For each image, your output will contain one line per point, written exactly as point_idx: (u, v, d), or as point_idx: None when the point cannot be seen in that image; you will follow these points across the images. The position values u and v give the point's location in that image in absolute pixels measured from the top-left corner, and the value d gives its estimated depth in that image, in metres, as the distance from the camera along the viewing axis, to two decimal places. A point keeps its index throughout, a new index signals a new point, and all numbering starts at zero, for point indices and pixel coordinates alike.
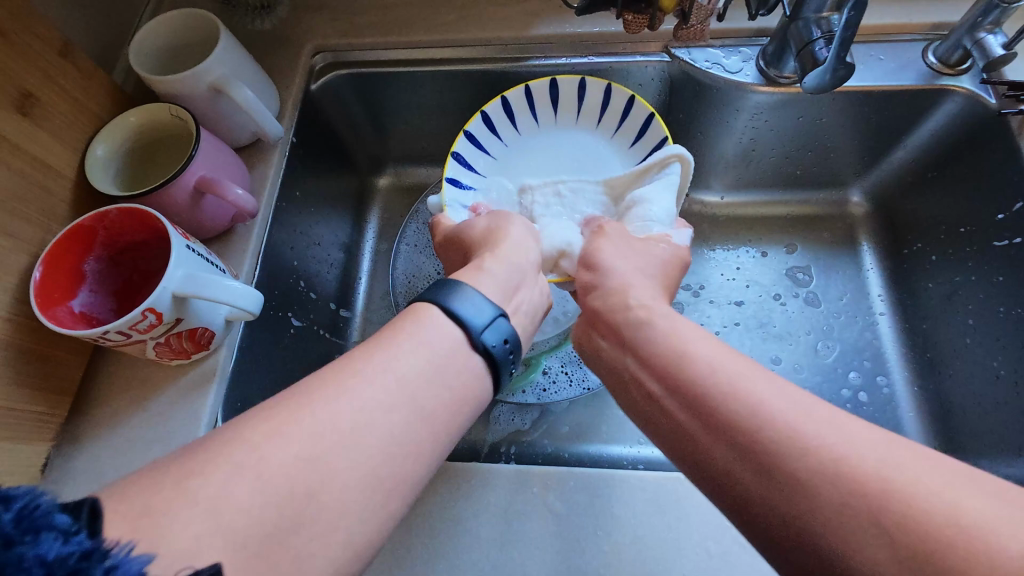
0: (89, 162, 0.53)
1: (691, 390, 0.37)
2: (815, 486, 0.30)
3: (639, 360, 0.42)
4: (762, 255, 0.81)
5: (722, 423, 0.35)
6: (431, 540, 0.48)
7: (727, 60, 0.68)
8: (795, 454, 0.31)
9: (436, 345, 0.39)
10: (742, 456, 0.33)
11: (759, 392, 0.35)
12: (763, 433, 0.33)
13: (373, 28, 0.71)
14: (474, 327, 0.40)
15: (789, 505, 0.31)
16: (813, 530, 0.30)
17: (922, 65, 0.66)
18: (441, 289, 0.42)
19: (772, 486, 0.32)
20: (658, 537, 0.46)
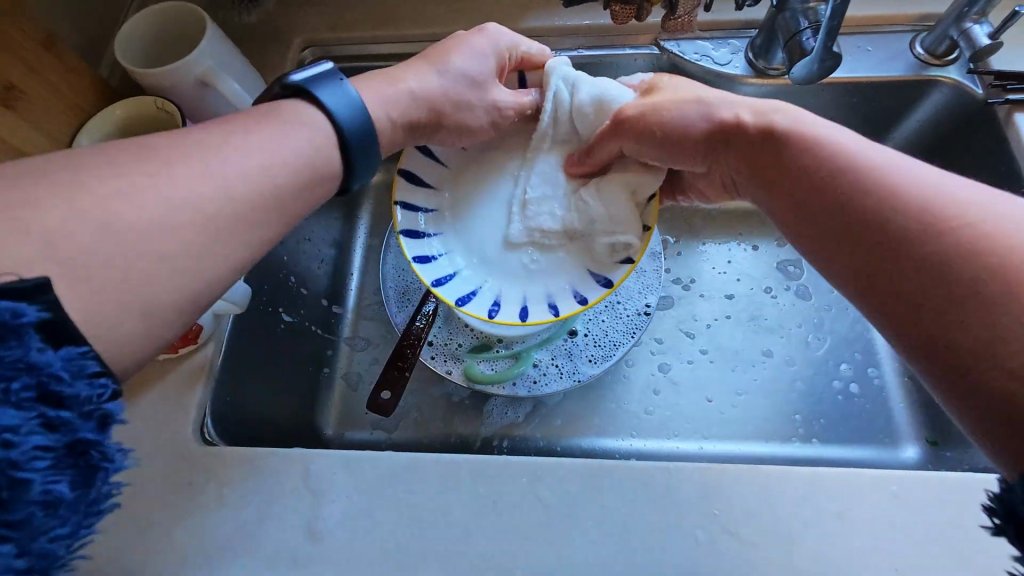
0: (73, 153, 0.52)
1: (829, 185, 0.39)
2: (958, 255, 0.32)
3: (792, 168, 0.42)
4: (754, 249, 0.81)
5: (881, 213, 0.36)
6: (415, 535, 0.47)
7: (716, 52, 0.68)
8: (954, 240, 0.33)
9: (301, 129, 0.41)
10: (897, 244, 0.34)
11: (903, 177, 0.36)
12: (907, 214, 0.35)
13: (362, 22, 0.71)
14: (340, 115, 0.43)
15: (920, 276, 0.33)
16: (944, 290, 0.32)
17: (910, 56, 0.66)
18: (324, 87, 0.44)
19: (927, 269, 0.33)
20: (648, 527, 0.45)
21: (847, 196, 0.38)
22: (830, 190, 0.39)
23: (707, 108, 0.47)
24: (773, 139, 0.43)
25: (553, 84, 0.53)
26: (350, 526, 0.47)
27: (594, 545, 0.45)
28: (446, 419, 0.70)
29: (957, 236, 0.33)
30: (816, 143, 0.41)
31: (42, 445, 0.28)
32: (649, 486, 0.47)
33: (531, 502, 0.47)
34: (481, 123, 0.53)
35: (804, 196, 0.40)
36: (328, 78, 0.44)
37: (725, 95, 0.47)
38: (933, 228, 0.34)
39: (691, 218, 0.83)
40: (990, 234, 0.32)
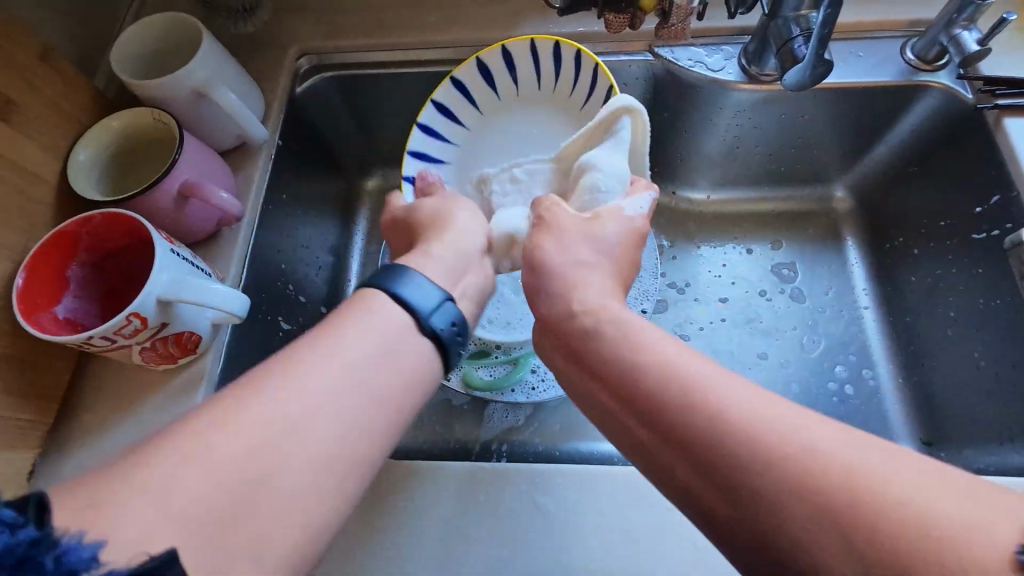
0: (71, 166, 0.53)
1: (646, 402, 0.34)
2: (779, 496, 0.28)
3: (594, 367, 0.38)
4: (749, 251, 0.82)
5: (686, 443, 0.32)
6: (414, 543, 0.47)
7: (710, 59, 0.69)
8: (762, 477, 0.29)
9: (383, 330, 0.39)
10: (716, 485, 0.30)
11: (713, 393, 0.32)
12: (724, 444, 0.30)
13: (358, 30, 0.72)
14: (421, 310, 0.41)
15: (751, 519, 0.29)
16: (779, 539, 0.28)
17: (901, 62, 0.67)
18: (388, 273, 0.42)
19: (745, 512, 0.29)
20: (646, 532, 0.46)
21: (665, 418, 0.33)
22: (647, 411, 0.34)
23: (562, 270, 0.43)
24: (590, 332, 0.39)
25: (607, 121, 0.54)
26: (352, 534, 0.47)
27: (593, 552, 0.45)
28: (447, 426, 0.70)
29: (772, 472, 0.29)
30: (629, 347, 0.36)
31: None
32: (648, 491, 0.47)
33: (532, 509, 0.47)
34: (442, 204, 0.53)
35: (624, 407, 0.35)
36: (389, 264, 0.43)
37: (584, 253, 0.44)
38: (751, 460, 0.29)
39: (685, 222, 0.84)
40: (802, 467, 0.28)
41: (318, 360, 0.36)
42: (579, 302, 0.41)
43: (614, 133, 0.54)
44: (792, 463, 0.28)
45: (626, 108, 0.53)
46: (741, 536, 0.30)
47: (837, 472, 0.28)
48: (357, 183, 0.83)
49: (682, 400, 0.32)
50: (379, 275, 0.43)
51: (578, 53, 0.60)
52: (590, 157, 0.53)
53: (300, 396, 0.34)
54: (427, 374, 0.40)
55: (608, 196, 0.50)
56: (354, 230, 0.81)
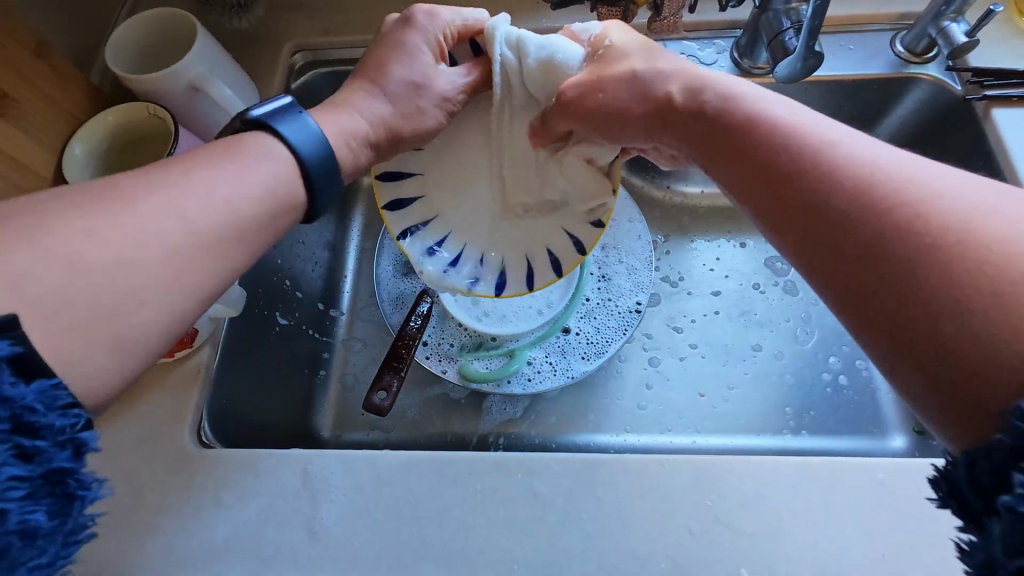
0: (66, 160, 0.53)
1: (801, 172, 0.34)
2: (907, 234, 0.30)
3: (761, 148, 0.37)
4: (742, 245, 0.82)
5: (872, 202, 0.31)
6: (409, 532, 0.47)
7: (702, 52, 0.70)
8: (955, 241, 0.28)
9: (267, 166, 0.40)
10: (897, 237, 0.30)
11: (914, 175, 0.31)
12: (861, 186, 0.32)
13: (351, 26, 0.72)
14: (301, 149, 0.41)
15: (901, 279, 0.29)
16: (943, 307, 0.28)
17: (890, 54, 0.68)
18: (277, 115, 0.42)
19: (918, 269, 0.29)
20: (642, 518, 0.46)
21: (801, 170, 0.34)
22: (781, 166, 0.35)
23: (647, 88, 0.45)
24: (754, 126, 0.38)
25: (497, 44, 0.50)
26: (347, 524, 0.48)
27: (588, 539, 0.46)
28: (443, 419, 0.71)
29: (906, 215, 0.30)
30: (768, 120, 0.38)
31: (18, 474, 0.28)
32: (643, 478, 0.48)
33: (525, 497, 0.48)
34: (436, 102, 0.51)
35: (756, 170, 0.37)
36: (279, 106, 0.43)
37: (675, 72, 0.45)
38: (887, 202, 0.31)
39: (679, 216, 0.85)
40: (939, 212, 0.29)
41: (203, 187, 0.36)
42: (689, 99, 0.42)
43: (518, 42, 0.50)
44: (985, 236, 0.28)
45: (495, 22, 0.50)
46: (895, 302, 0.29)
47: (973, 223, 0.29)
48: None
49: (846, 166, 0.33)
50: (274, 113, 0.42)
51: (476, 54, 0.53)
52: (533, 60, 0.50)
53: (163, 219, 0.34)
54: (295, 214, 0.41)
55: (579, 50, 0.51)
56: (351, 225, 0.80)
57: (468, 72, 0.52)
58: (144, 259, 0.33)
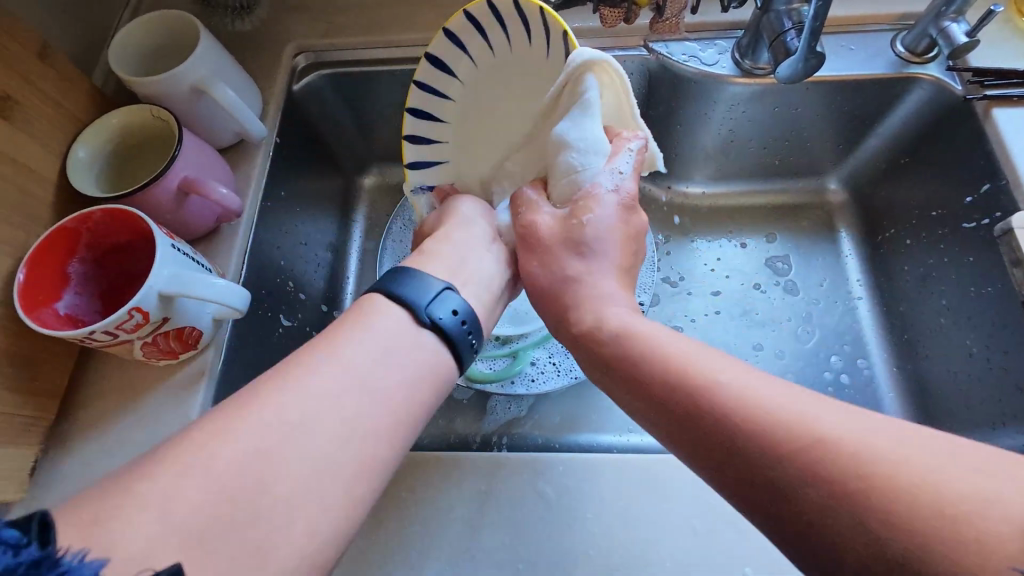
0: (70, 163, 0.53)
1: (655, 393, 0.35)
2: (788, 468, 0.29)
3: (620, 360, 0.38)
4: (743, 245, 0.84)
5: (717, 428, 0.32)
6: (416, 531, 0.47)
7: (704, 53, 0.70)
8: (796, 464, 0.29)
9: (393, 332, 0.40)
10: (748, 467, 0.31)
11: (744, 389, 0.33)
12: (732, 419, 0.32)
13: (353, 26, 0.73)
14: (418, 303, 0.42)
15: (768, 503, 0.30)
16: (807, 528, 0.28)
17: (891, 54, 0.68)
18: (389, 277, 0.44)
19: (776, 495, 0.29)
20: (646, 516, 0.46)
21: (680, 404, 0.34)
22: (641, 385, 0.36)
23: (559, 285, 0.45)
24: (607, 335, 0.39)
25: (566, 75, 0.44)
26: (356, 526, 0.48)
27: (595, 539, 0.46)
28: (447, 419, 0.73)
29: (753, 445, 0.31)
30: (644, 339, 0.38)
31: None
32: (648, 476, 0.48)
33: (530, 497, 0.48)
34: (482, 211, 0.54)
35: (638, 396, 0.36)
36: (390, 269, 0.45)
37: (605, 253, 0.45)
38: (758, 436, 0.31)
39: (681, 217, 0.86)
40: (806, 439, 0.29)
41: (342, 367, 0.37)
42: (581, 298, 0.43)
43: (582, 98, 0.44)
44: (816, 447, 0.29)
45: (586, 63, 0.43)
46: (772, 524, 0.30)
47: (805, 434, 0.30)
48: (356, 180, 0.83)
49: (689, 388, 0.34)
50: (386, 278, 0.44)
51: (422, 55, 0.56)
52: (561, 130, 0.46)
53: (310, 402, 0.36)
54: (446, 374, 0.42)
55: (593, 171, 0.46)
56: (353, 225, 0.82)
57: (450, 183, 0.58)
58: (291, 407, 0.35)
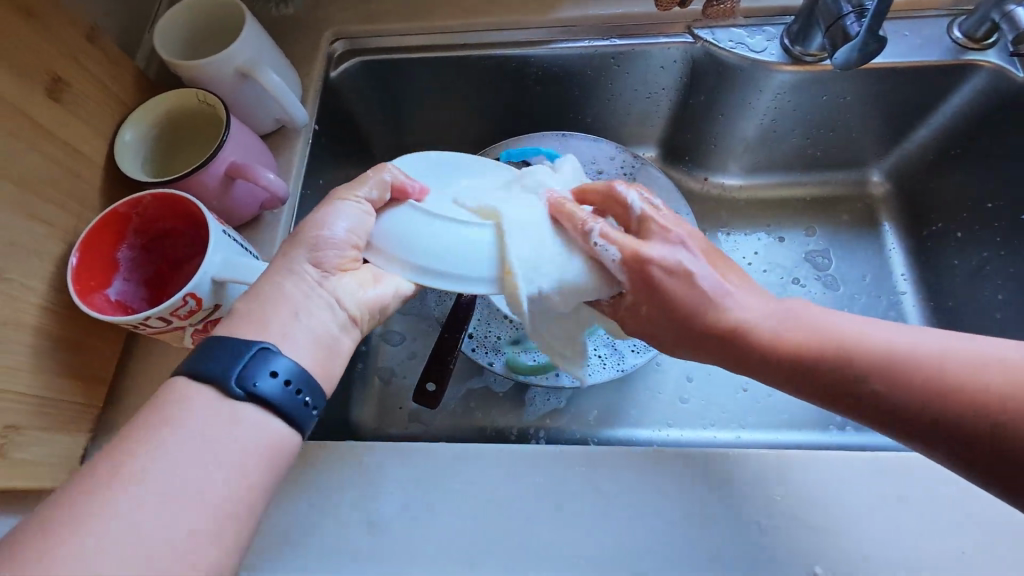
0: (117, 146, 0.52)
1: (838, 367, 0.40)
2: (984, 422, 0.36)
3: (785, 346, 0.42)
4: (781, 240, 0.82)
5: (911, 388, 0.38)
6: (473, 526, 0.46)
7: (752, 40, 0.69)
8: (987, 397, 0.36)
9: (203, 418, 0.37)
10: (952, 410, 0.37)
11: (911, 346, 0.39)
12: (932, 398, 0.38)
13: (394, 14, 0.72)
14: (227, 378, 0.38)
15: (979, 437, 0.36)
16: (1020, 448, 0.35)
17: (948, 40, 0.67)
18: (194, 352, 0.39)
19: (986, 428, 0.36)
20: (712, 513, 0.45)
21: (866, 368, 0.40)
22: (817, 367, 0.41)
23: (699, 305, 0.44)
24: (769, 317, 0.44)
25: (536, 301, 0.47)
26: (410, 518, 0.47)
27: (660, 534, 0.45)
28: (484, 412, 0.73)
29: (947, 393, 0.37)
30: (802, 322, 0.43)
31: None
32: (712, 472, 0.47)
33: (591, 490, 0.47)
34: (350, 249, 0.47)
35: (824, 387, 0.41)
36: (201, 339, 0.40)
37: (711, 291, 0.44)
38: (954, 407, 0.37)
39: (718, 209, 0.84)
40: (1005, 402, 0.36)
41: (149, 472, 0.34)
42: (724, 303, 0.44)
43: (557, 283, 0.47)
44: (992, 380, 0.36)
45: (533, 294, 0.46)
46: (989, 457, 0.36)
47: (975, 369, 0.37)
48: None
49: (866, 357, 0.40)
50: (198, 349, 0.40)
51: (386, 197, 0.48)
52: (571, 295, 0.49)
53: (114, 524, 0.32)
54: (282, 444, 0.39)
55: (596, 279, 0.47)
56: None
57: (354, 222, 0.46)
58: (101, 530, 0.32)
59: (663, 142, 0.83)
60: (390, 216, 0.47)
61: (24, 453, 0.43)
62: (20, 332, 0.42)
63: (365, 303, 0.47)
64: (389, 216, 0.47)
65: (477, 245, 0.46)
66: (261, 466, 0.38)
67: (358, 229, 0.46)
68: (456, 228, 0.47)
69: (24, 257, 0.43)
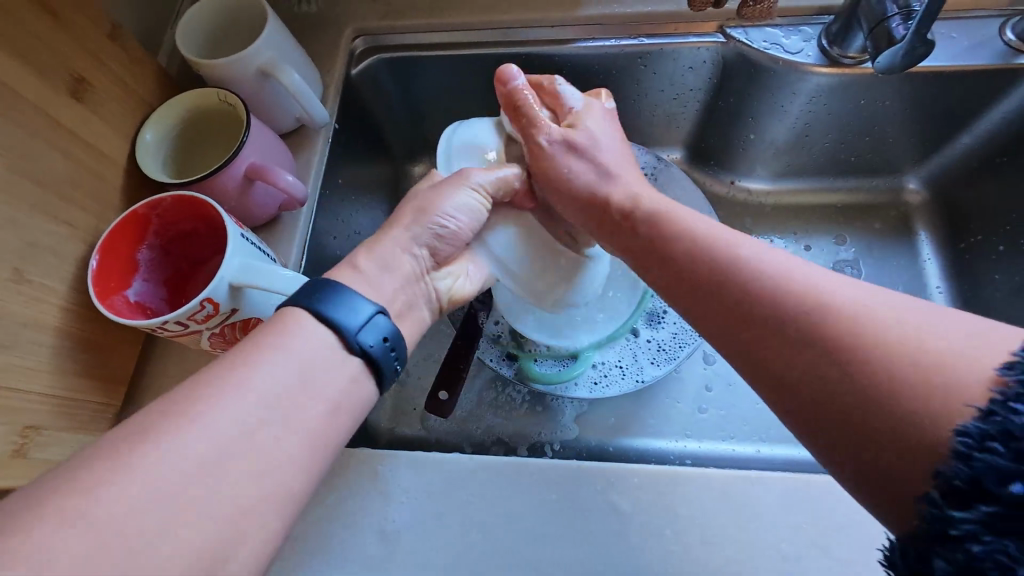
0: (139, 146, 0.52)
1: (684, 263, 0.43)
2: (778, 327, 0.35)
3: (652, 245, 0.46)
4: (806, 248, 0.79)
5: (731, 286, 0.39)
6: (483, 537, 0.45)
7: (787, 40, 0.66)
8: (797, 313, 0.35)
9: (312, 364, 0.38)
10: (757, 314, 0.37)
11: (770, 262, 0.39)
12: (745, 298, 0.38)
13: (416, 11, 0.71)
14: (349, 328, 0.40)
15: (770, 343, 0.36)
16: (808, 371, 0.34)
17: (1000, 43, 0.63)
18: (315, 291, 0.41)
19: (786, 337, 0.35)
20: (729, 537, 0.44)
21: (704, 260, 0.41)
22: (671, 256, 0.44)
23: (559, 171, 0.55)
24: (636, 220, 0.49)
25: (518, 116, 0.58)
26: (421, 529, 0.46)
27: (675, 556, 0.44)
28: (498, 417, 0.72)
29: (767, 299, 0.37)
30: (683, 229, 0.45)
31: None
32: (730, 495, 0.45)
33: (606, 509, 0.46)
34: (460, 233, 0.51)
35: (724, 315, 0.39)
36: (317, 280, 0.42)
37: (606, 168, 0.54)
38: (853, 354, 0.32)
39: (742, 214, 0.82)
40: (819, 329, 0.34)
41: None
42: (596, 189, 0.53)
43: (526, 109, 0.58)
44: (820, 305, 0.35)
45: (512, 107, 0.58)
46: (780, 369, 0.35)
47: (816, 297, 0.35)
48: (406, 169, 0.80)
49: (713, 255, 0.41)
50: (312, 287, 0.42)
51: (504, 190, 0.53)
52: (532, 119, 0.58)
53: None
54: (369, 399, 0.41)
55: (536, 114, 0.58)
56: None
57: (472, 209, 0.51)
58: None
59: (688, 143, 0.80)
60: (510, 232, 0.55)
61: (44, 454, 0.43)
62: (43, 332, 0.43)
63: (455, 295, 0.52)
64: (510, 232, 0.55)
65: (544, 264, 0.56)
66: (354, 423, 0.40)
67: (471, 216, 0.51)
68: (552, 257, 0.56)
69: (47, 258, 0.43)
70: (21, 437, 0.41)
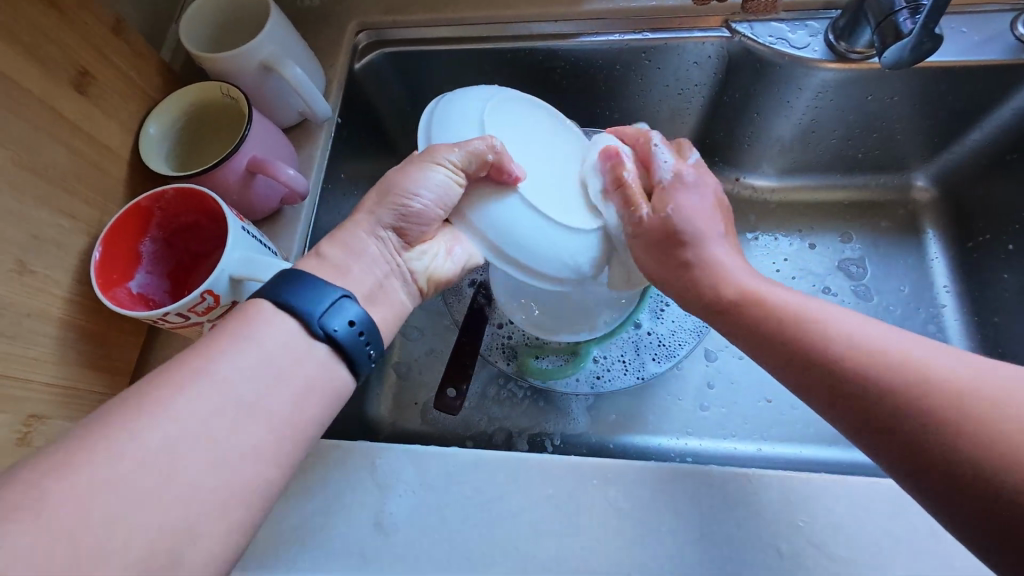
0: (142, 139, 0.52)
1: (763, 323, 0.43)
2: (873, 391, 0.36)
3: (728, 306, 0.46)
4: (811, 246, 0.78)
5: (817, 346, 0.40)
6: (480, 531, 0.46)
7: (793, 35, 0.66)
8: (894, 378, 0.36)
9: (275, 353, 0.39)
10: (846, 376, 0.38)
11: (856, 326, 0.40)
12: (833, 361, 0.39)
13: (419, 5, 0.71)
14: (311, 315, 0.41)
15: (865, 405, 0.37)
16: (908, 432, 0.35)
17: (1010, 38, 0.63)
18: (278, 282, 0.42)
19: (882, 401, 0.36)
20: (728, 535, 0.44)
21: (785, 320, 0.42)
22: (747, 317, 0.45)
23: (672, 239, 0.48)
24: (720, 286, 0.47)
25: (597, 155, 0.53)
26: (418, 522, 0.46)
27: (673, 552, 0.43)
28: (497, 412, 0.72)
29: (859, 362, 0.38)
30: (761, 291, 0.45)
31: None
32: (728, 492, 0.45)
33: (603, 504, 0.46)
34: (432, 213, 0.48)
35: (813, 375, 0.40)
36: (280, 272, 0.43)
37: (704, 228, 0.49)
38: (950, 423, 0.33)
39: (747, 211, 0.81)
40: (913, 392, 0.35)
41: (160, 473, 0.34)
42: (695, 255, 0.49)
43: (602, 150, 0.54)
44: (911, 370, 0.36)
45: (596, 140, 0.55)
46: (878, 430, 0.36)
47: (906, 361, 0.36)
48: None
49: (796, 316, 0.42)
50: (278, 279, 0.43)
51: (489, 161, 0.45)
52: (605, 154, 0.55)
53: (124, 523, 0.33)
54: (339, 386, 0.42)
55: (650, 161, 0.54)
56: None
57: (441, 189, 0.46)
58: None
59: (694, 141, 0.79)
60: (495, 204, 0.46)
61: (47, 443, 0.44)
62: (45, 322, 0.43)
63: (433, 275, 0.51)
64: (499, 204, 0.46)
65: (536, 234, 0.45)
66: (325, 409, 0.41)
67: (443, 195, 0.46)
68: (566, 232, 0.45)
69: (50, 249, 0.44)
70: (24, 425, 0.42)
